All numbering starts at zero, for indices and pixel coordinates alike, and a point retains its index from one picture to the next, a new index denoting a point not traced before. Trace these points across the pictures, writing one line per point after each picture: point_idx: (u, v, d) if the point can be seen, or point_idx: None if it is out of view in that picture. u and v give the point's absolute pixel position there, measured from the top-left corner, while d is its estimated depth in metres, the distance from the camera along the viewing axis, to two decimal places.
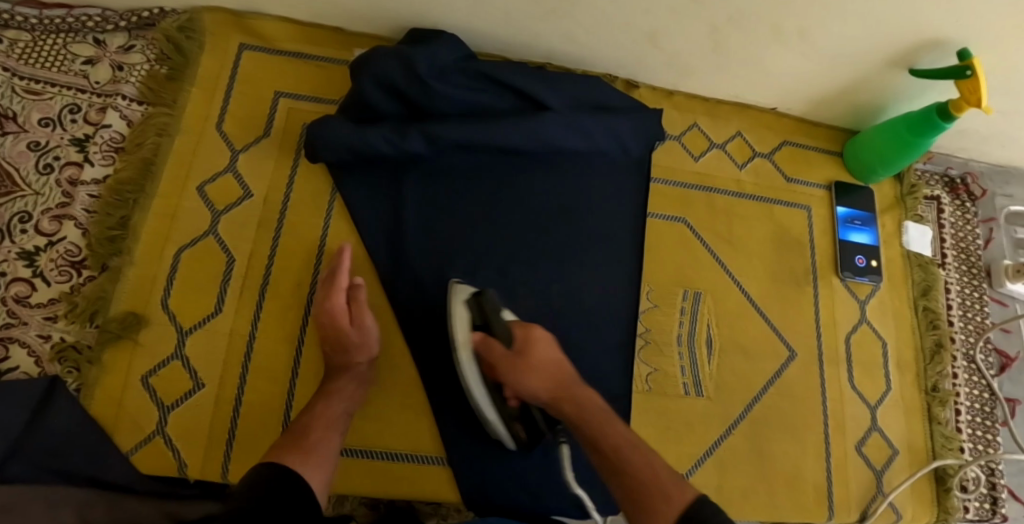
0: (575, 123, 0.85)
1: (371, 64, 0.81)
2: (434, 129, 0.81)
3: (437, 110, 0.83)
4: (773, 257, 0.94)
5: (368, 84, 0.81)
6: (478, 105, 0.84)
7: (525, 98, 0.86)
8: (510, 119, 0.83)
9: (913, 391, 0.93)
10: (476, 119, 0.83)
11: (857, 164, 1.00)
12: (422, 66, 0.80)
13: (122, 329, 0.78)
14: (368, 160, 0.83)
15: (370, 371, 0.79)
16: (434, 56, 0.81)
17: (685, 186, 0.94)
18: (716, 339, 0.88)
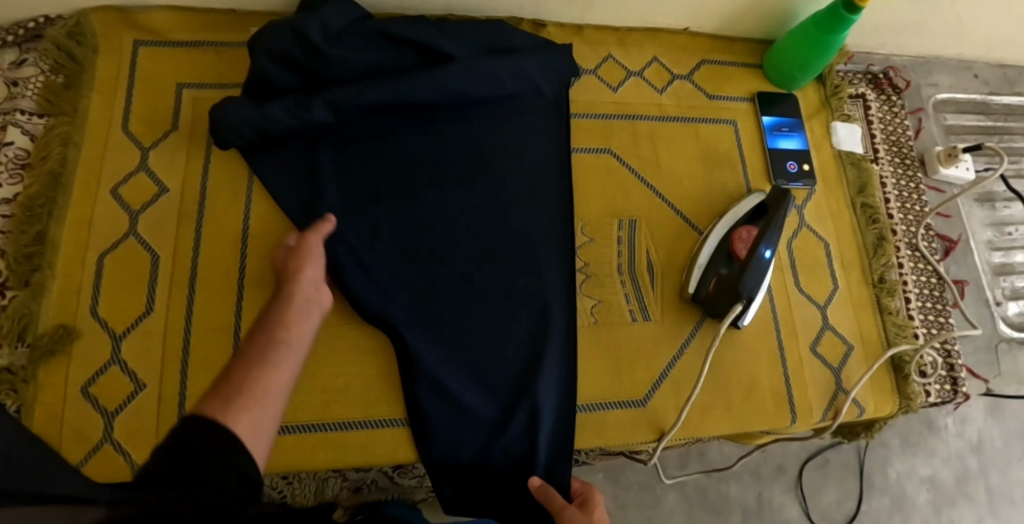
0: (479, 68, 0.85)
1: (264, 38, 0.80)
2: (337, 96, 0.81)
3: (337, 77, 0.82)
4: (703, 176, 0.95)
5: (263, 58, 0.80)
6: (381, 63, 0.84)
7: (426, 51, 0.85)
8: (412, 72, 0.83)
9: (860, 286, 0.94)
10: (380, 77, 0.83)
11: (776, 72, 1.00)
12: (316, 31, 0.80)
13: (53, 343, 0.76)
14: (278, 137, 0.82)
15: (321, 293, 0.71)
16: (324, 21, 0.80)
17: (607, 117, 0.95)
18: (657, 262, 0.89)
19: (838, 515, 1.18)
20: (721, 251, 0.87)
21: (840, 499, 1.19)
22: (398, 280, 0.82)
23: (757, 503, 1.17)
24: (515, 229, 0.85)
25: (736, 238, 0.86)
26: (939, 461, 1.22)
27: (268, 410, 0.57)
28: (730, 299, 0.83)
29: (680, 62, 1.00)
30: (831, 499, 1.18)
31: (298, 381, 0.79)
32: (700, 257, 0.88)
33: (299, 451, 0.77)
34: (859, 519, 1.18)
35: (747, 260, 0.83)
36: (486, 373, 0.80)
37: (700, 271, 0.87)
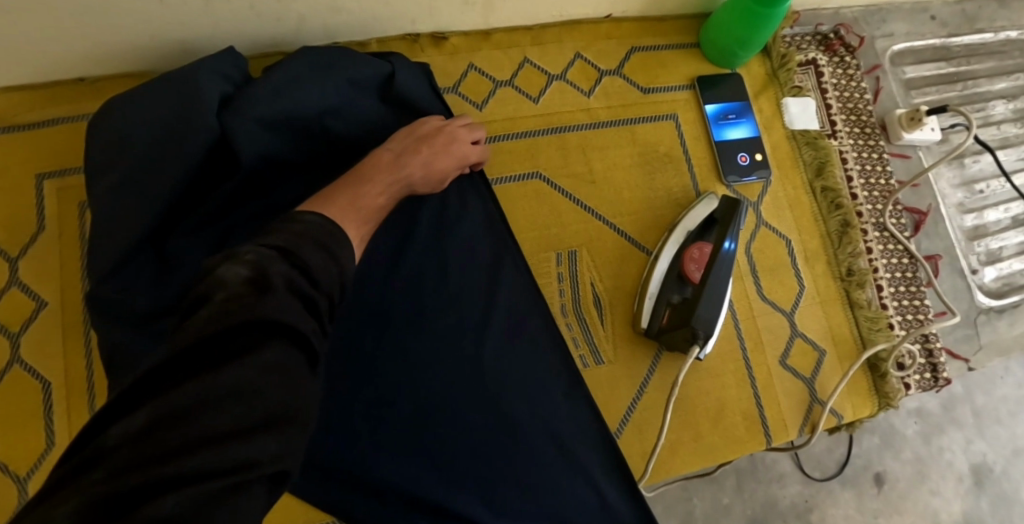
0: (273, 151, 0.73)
1: (237, 108, 0.70)
2: (257, 137, 0.71)
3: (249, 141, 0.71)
4: (643, 185, 0.85)
5: (241, 115, 0.69)
6: (252, 206, 0.75)
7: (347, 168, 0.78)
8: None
9: (828, 281, 0.87)
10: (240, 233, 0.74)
11: (714, 50, 0.90)
12: (243, 112, 0.70)
13: None
14: (280, 125, 0.73)
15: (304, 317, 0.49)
16: (322, 96, 0.74)
17: (531, 133, 0.84)
18: (604, 295, 0.81)
19: (832, 461, 1.06)
20: (672, 274, 0.80)
21: (832, 444, 1.06)
22: None
23: (749, 463, 1.04)
24: (428, 284, 0.75)
25: (687, 257, 0.79)
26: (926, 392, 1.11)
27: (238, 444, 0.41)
28: (682, 329, 0.76)
29: (607, 54, 0.89)
30: (824, 447, 1.05)
31: None
32: (650, 285, 0.80)
33: None
34: (851, 462, 1.07)
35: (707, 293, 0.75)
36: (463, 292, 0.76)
37: (652, 302, 0.79)
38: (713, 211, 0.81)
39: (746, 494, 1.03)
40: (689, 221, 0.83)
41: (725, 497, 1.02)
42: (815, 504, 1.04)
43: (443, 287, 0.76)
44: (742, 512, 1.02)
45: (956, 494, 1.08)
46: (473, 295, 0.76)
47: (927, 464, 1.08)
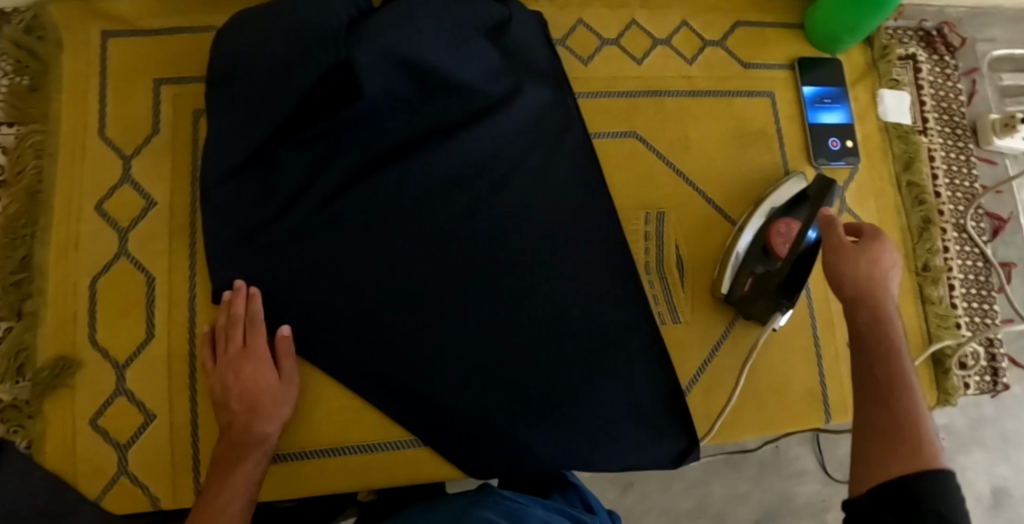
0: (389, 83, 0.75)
1: (363, 35, 0.72)
2: (378, 64, 0.73)
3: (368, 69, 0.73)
4: (735, 157, 0.87)
5: (369, 44, 0.72)
6: (352, 132, 0.76)
7: (455, 112, 0.79)
8: (449, 137, 0.78)
9: (903, 274, 0.88)
10: (344, 164, 0.76)
11: (818, 34, 0.90)
12: (369, 39, 0.72)
13: (54, 377, 0.73)
14: (400, 59, 0.74)
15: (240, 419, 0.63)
16: (441, 36, 0.75)
17: (631, 94, 0.86)
18: (688, 258, 0.83)
19: None
20: (757, 245, 0.80)
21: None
22: (446, 163, 0.78)
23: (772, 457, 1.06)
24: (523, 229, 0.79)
25: (775, 231, 0.79)
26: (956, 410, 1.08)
27: None
28: (769, 305, 0.77)
29: (712, 25, 0.90)
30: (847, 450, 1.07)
31: (309, 406, 0.75)
32: (738, 255, 0.81)
33: (326, 474, 0.75)
34: None
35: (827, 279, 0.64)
36: (553, 241, 0.79)
37: (734, 269, 0.81)
38: (803, 188, 0.82)
39: (765, 486, 1.05)
40: (780, 195, 0.84)
41: (743, 486, 1.04)
42: (831, 504, 1.06)
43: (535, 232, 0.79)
44: (758, 501, 1.04)
45: (973, 515, 1.06)
46: (562, 245, 0.79)
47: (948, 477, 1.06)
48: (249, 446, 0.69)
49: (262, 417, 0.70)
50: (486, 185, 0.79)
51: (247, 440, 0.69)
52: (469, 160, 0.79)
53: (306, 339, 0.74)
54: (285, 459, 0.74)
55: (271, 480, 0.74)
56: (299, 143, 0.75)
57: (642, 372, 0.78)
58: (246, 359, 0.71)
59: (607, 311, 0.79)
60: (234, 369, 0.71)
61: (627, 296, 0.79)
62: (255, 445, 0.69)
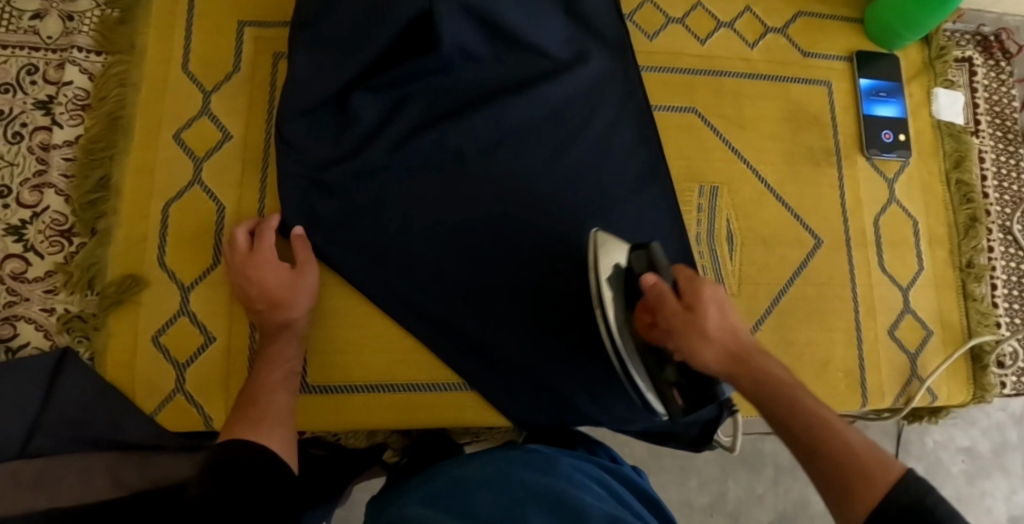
0: (467, 38, 0.78)
1: None
2: (461, 18, 0.76)
3: (449, 22, 0.76)
4: (791, 141, 0.89)
5: (455, 3, 0.75)
6: (427, 80, 0.79)
7: (525, 71, 0.82)
8: (520, 95, 0.81)
9: (946, 268, 0.89)
10: (417, 112, 0.80)
11: (878, 30, 0.92)
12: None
13: (122, 292, 0.76)
14: (482, 17, 0.78)
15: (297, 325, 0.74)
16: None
17: (692, 72, 0.88)
18: (738, 233, 0.85)
19: None
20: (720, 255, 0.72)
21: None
22: (514, 119, 0.81)
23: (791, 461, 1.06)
24: (582, 190, 0.82)
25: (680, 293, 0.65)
26: (977, 432, 1.12)
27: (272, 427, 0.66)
28: (703, 407, 0.68)
29: (775, 13, 0.92)
30: None
31: (364, 341, 0.78)
32: (631, 363, 0.70)
33: (373, 409, 0.77)
34: None
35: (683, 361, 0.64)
36: (608, 205, 0.82)
37: None
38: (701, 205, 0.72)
39: (782, 489, 1.05)
40: (607, 268, 0.71)
41: (760, 487, 1.05)
42: None
43: (592, 195, 0.82)
44: (774, 506, 1.05)
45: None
46: (616, 208, 0.82)
47: (965, 505, 1.10)
48: (277, 331, 0.74)
49: (295, 306, 0.74)
50: (550, 146, 0.82)
51: (273, 327, 0.73)
52: (535, 119, 0.82)
53: (366, 276, 0.78)
54: (336, 390, 0.77)
55: (320, 410, 0.76)
56: (375, 88, 0.78)
57: None
58: (254, 262, 0.74)
59: None
60: (247, 270, 0.74)
61: (677, 263, 0.81)
62: (282, 331, 0.74)
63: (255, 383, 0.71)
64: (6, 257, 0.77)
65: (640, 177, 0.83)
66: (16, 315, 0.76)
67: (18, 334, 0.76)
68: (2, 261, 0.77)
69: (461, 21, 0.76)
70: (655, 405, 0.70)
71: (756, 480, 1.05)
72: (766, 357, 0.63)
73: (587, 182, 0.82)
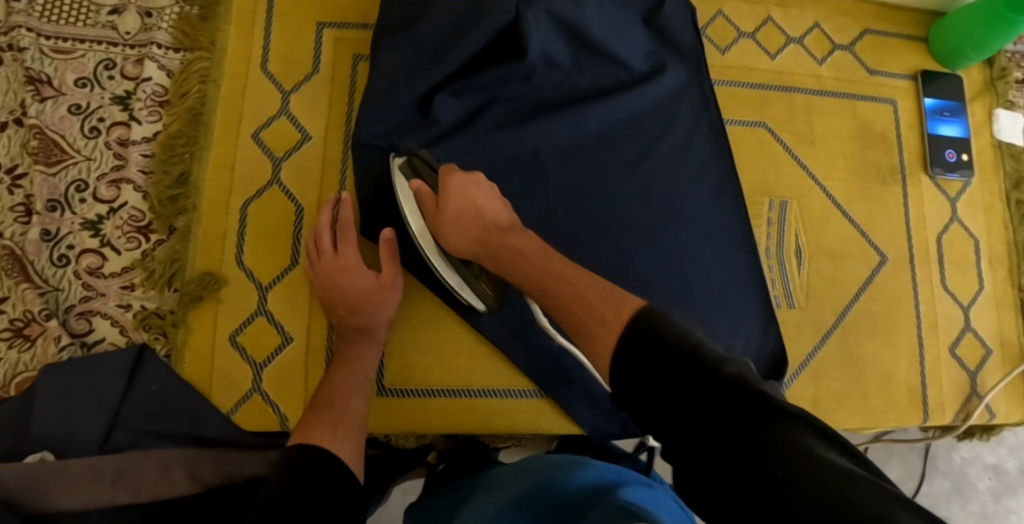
0: (550, 46, 0.79)
1: None
2: (546, 26, 0.78)
3: (534, 30, 0.77)
4: (858, 157, 0.90)
5: (542, 14, 0.77)
6: (508, 87, 0.80)
7: (603, 81, 0.83)
8: (598, 103, 0.82)
9: (1005, 287, 0.91)
10: (496, 118, 0.81)
11: (944, 50, 0.93)
12: (538, 9, 0.77)
13: (201, 290, 0.76)
14: (566, 27, 0.80)
15: (379, 333, 0.75)
16: (601, 10, 0.81)
17: (763, 87, 0.89)
18: (806, 247, 0.86)
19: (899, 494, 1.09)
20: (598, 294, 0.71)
21: (903, 478, 1.10)
22: (591, 127, 0.82)
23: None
24: (657, 200, 0.82)
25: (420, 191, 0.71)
26: (1006, 451, 1.14)
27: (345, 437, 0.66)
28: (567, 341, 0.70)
29: (843, 30, 0.93)
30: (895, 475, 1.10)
31: (441, 346, 0.78)
32: (437, 259, 0.73)
33: (449, 413, 0.77)
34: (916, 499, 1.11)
35: (439, 241, 0.71)
36: (681, 216, 0.82)
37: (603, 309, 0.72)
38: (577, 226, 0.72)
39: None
40: (402, 191, 0.73)
41: None
42: None
43: (665, 206, 0.82)
44: None
45: None
46: (688, 219, 0.83)
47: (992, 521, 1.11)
48: (355, 335, 0.74)
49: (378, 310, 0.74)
50: (626, 156, 0.83)
51: (352, 328, 0.74)
52: (612, 128, 0.83)
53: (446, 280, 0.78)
54: (413, 394, 0.77)
55: (397, 412, 0.76)
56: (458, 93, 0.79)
57: (757, 349, 0.81)
58: (339, 267, 0.75)
59: (729, 287, 0.82)
60: (332, 274, 0.75)
61: (747, 276, 0.82)
62: (360, 335, 0.74)
63: (326, 385, 0.71)
64: (83, 252, 0.77)
65: (713, 190, 0.84)
66: (92, 310, 0.76)
67: (94, 330, 0.76)
68: (78, 256, 0.77)
69: (545, 29, 0.78)
70: (473, 304, 0.75)
71: None
72: (510, 235, 0.68)
73: (661, 193, 0.83)
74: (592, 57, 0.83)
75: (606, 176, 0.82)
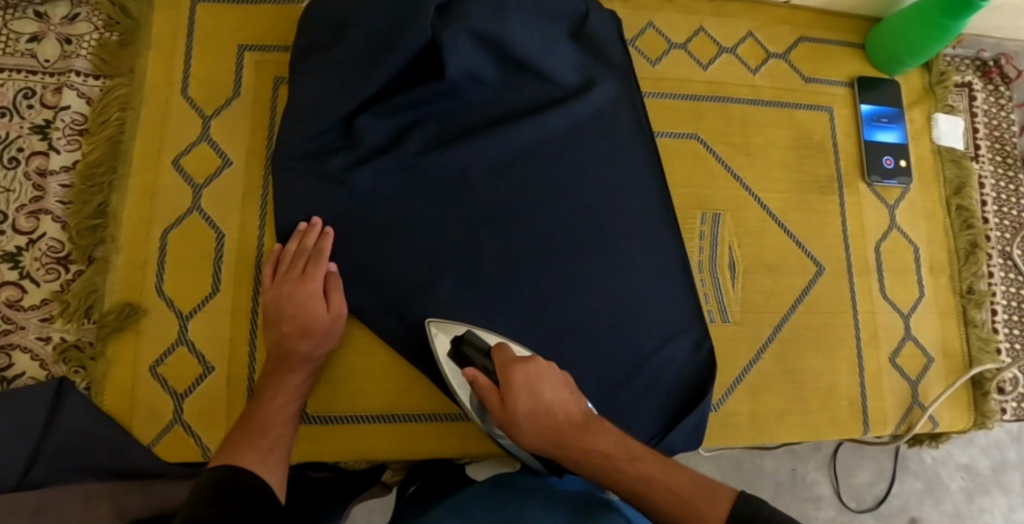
0: (474, 64, 0.78)
1: (465, 15, 0.76)
2: (467, 43, 0.77)
3: (453, 47, 0.76)
4: (795, 167, 0.89)
5: (462, 34, 0.76)
6: (432, 106, 0.79)
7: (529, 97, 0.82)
8: (523, 119, 0.80)
9: (947, 294, 0.89)
10: (422, 138, 0.79)
11: (882, 56, 0.92)
12: (456, 29, 0.76)
13: (121, 321, 0.75)
14: (488, 44, 0.79)
15: (316, 360, 0.74)
16: (523, 25, 0.80)
17: (696, 97, 0.88)
18: (740, 261, 0.85)
19: (869, 497, 1.08)
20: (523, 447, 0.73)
21: (874, 478, 1.09)
22: (517, 144, 0.81)
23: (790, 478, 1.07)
24: (586, 218, 0.81)
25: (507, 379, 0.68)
26: (976, 450, 1.12)
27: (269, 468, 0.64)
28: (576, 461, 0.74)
29: (778, 38, 0.92)
30: (865, 479, 1.08)
31: (366, 374, 0.77)
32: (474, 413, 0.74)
33: (376, 439, 0.76)
34: (889, 500, 1.09)
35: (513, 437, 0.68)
36: (608, 234, 0.82)
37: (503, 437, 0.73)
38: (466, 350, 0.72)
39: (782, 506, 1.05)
40: (443, 347, 0.74)
41: None
42: None
43: (594, 223, 0.81)
44: None
45: None
46: (620, 240, 0.81)
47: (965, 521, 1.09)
48: (294, 362, 0.72)
49: (312, 337, 0.72)
50: (552, 171, 0.82)
51: (294, 356, 0.72)
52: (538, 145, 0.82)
53: (371, 305, 0.77)
54: (339, 420, 0.76)
55: (321, 440, 0.76)
56: (379, 115, 0.77)
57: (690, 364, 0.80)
58: (283, 292, 0.74)
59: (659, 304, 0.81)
60: (279, 299, 0.74)
61: (681, 291, 0.81)
62: (299, 363, 0.72)
63: (260, 407, 0.69)
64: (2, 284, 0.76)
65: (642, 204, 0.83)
66: (12, 344, 0.75)
67: (13, 364, 0.75)
68: None
69: (466, 46, 0.77)
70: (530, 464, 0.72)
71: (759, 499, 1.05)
72: (590, 435, 0.65)
73: (589, 209, 0.82)
74: (518, 74, 0.81)
75: (534, 195, 0.81)
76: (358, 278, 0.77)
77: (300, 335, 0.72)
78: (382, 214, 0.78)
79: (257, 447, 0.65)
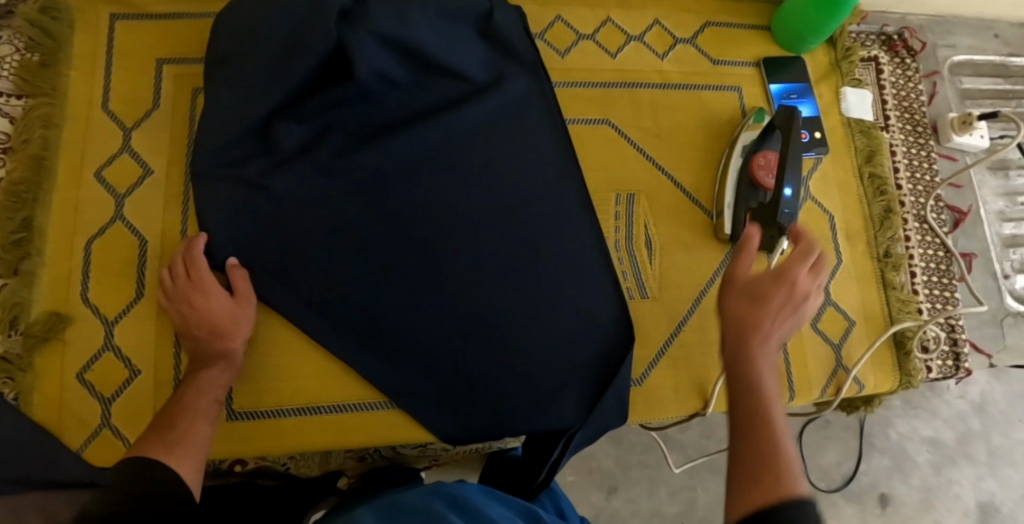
0: (381, 63, 0.81)
1: (366, 17, 0.79)
2: (371, 44, 0.80)
3: (356, 47, 0.79)
4: (706, 146, 0.92)
5: (365, 35, 0.79)
6: (343, 105, 0.81)
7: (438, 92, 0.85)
8: (432, 114, 0.83)
9: (865, 260, 0.92)
10: (335, 137, 0.81)
11: (785, 36, 0.95)
12: (359, 31, 0.79)
13: (46, 330, 0.76)
14: (394, 44, 0.82)
15: (235, 356, 0.75)
16: (427, 24, 0.83)
17: (606, 84, 0.91)
18: (657, 238, 0.87)
19: (838, 475, 1.06)
20: (745, 183, 0.85)
21: (840, 458, 1.07)
22: (429, 137, 0.83)
23: None
24: (500, 205, 0.83)
25: (755, 166, 0.84)
26: (940, 422, 1.11)
27: (185, 463, 0.64)
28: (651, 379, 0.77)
29: (684, 24, 0.95)
30: (833, 459, 1.07)
31: (289, 369, 0.79)
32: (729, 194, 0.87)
33: (303, 431, 0.78)
34: (857, 479, 1.07)
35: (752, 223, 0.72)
36: (524, 218, 0.84)
37: (731, 209, 0.86)
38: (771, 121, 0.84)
39: None
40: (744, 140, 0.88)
41: (729, 493, 1.05)
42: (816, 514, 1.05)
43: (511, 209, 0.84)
44: None
45: None
46: (535, 225, 0.84)
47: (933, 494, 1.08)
48: (214, 361, 0.74)
49: (227, 334, 0.74)
50: (465, 162, 0.84)
51: (208, 354, 0.73)
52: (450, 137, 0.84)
53: (291, 300, 0.78)
54: (265, 416, 0.78)
55: (247, 435, 0.77)
56: (292, 118, 0.80)
57: (609, 340, 0.82)
58: (191, 294, 0.75)
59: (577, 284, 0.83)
60: (187, 302, 0.75)
61: (598, 269, 0.83)
62: (219, 361, 0.74)
63: (178, 405, 0.70)
64: None
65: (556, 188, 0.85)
66: None
67: None
68: None
69: (369, 47, 0.80)
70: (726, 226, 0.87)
71: (725, 485, 1.05)
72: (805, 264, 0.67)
73: (504, 196, 0.84)
74: (427, 71, 0.84)
75: (448, 185, 0.83)
76: (277, 275, 0.78)
77: (212, 335, 0.73)
78: (298, 212, 0.80)
79: (171, 445, 0.65)
